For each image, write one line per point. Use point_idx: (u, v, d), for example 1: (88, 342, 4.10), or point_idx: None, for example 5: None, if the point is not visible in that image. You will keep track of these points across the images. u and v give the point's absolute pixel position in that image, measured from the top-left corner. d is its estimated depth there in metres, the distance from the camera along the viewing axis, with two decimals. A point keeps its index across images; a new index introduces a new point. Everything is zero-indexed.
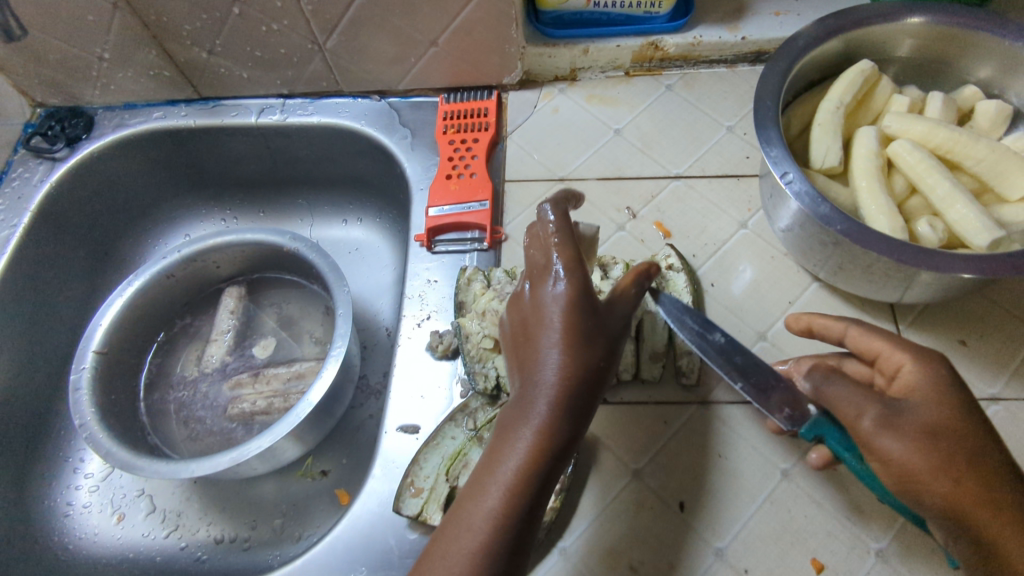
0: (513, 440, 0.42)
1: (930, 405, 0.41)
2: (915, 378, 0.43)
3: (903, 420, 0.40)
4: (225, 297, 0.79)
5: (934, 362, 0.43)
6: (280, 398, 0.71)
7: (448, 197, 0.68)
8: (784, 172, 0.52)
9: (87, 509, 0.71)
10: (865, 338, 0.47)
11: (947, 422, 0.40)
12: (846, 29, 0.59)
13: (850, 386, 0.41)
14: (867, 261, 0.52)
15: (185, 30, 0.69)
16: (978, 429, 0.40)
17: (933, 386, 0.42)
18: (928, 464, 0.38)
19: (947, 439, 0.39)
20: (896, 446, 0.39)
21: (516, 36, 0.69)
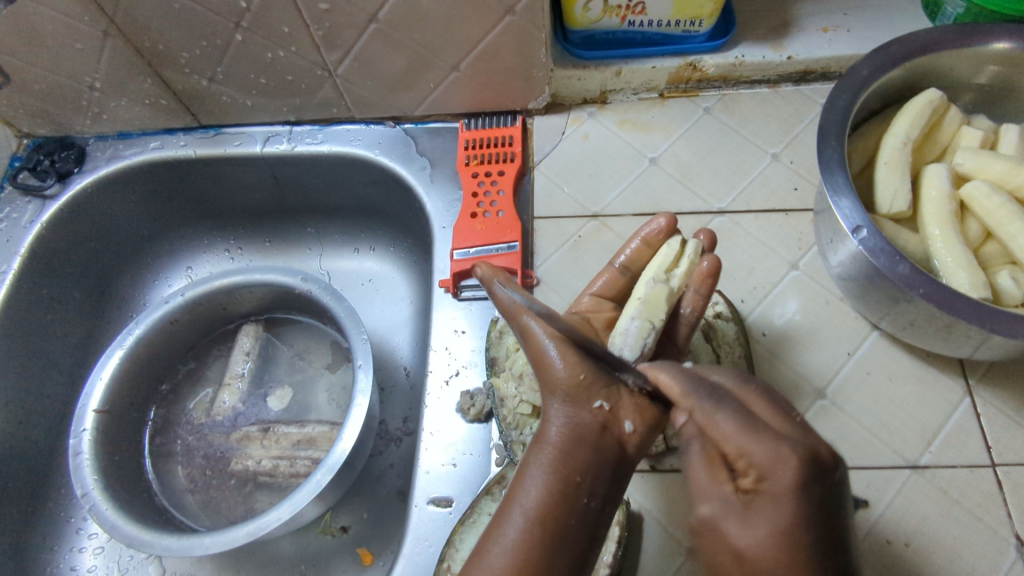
0: (536, 478, 0.39)
1: (755, 533, 0.35)
2: (777, 492, 0.35)
3: (729, 538, 0.36)
4: (240, 337, 0.75)
5: (784, 473, 0.35)
6: (286, 462, 0.66)
7: (475, 238, 0.64)
8: (856, 226, 0.47)
9: (92, 573, 0.66)
10: (722, 422, 0.37)
11: (764, 558, 0.35)
12: (913, 57, 0.54)
13: (702, 459, 0.39)
14: (946, 325, 0.47)
15: (183, 58, 0.63)
16: (800, 565, 0.34)
17: (767, 519, 0.35)
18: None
19: (759, 572, 0.35)
20: (721, 548, 0.37)
21: (544, 60, 0.63)
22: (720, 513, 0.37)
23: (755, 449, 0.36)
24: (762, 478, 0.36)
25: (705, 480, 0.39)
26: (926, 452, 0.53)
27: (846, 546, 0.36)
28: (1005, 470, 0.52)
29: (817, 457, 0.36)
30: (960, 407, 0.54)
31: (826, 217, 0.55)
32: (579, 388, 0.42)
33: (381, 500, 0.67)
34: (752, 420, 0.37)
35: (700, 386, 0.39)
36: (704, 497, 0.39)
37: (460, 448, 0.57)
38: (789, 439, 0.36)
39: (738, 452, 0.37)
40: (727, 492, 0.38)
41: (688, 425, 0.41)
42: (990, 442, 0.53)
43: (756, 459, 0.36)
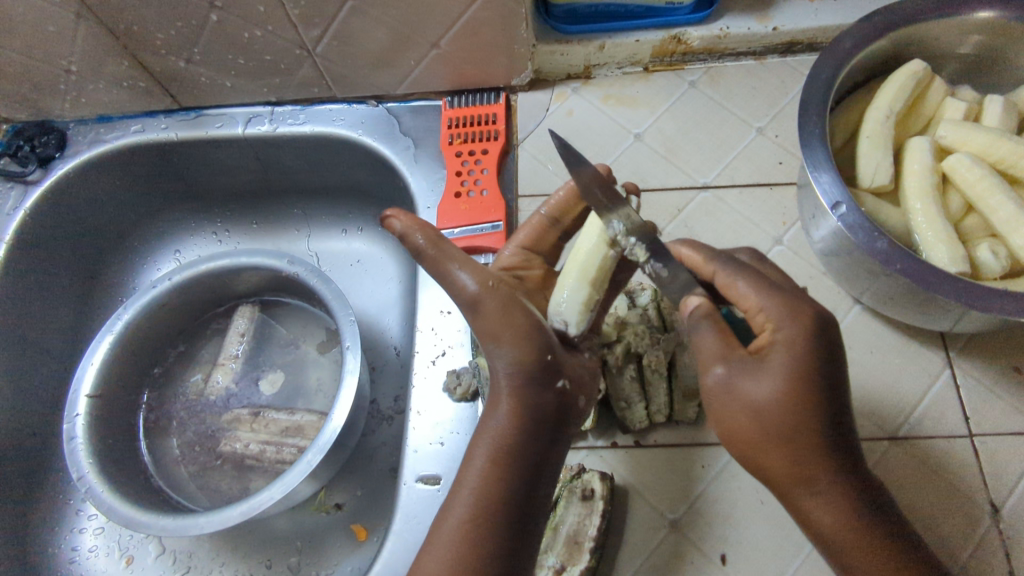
0: (498, 469, 0.42)
1: (771, 382, 0.40)
2: (786, 343, 0.40)
3: (742, 362, 0.41)
4: (235, 318, 0.75)
5: (804, 320, 0.40)
6: (273, 448, 0.66)
7: (459, 219, 0.64)
8: (835, 203, 0.48)
9: (93, 553, 0.67)
10: (739, 285, 0.43)
11: (782, 410, 0.40)
12: (896, 28, 0.53)
13: (713, 334, 0.42)
14: (924, 299, 0.47)
15: (159, 40, 0.62)
16: (821, 368, 0.39)
17: (788, 363, 0.39)
18: (780, 407, 0.40)
19: (773, 422, 0.40)
20: (756, 387, 0.40)
21: (526, 35, 0.62)
22: (736, 373, 0.41)
23: (768, 306, 0.41)
24: (775, 330, 0.40)
25: (719, 346, 0.42)
26: (906, 423, 0.54)
27: (848, 416, 0.41)
28: (983, 440, 0.52)
29: (823, 321, 0.41)
30: (940, 379, 0.55)
31: (808, 192, 0.55)
32: (543, 362, 0.44)
33: (374, 478, 0.67)
34: (766, 279, 0.43)
35: (721, 255, 0.46)
36: (714, 359, 0.42)
37: (446, 428, 0.58)
38: (787, 291, 0.42)
39: (756, 309, 0.42)
40: (737, 355, 0.42)
41: (700, 304, 0.44)
42: (969, 413, 0.53)
43: (772, 312, 0.41)
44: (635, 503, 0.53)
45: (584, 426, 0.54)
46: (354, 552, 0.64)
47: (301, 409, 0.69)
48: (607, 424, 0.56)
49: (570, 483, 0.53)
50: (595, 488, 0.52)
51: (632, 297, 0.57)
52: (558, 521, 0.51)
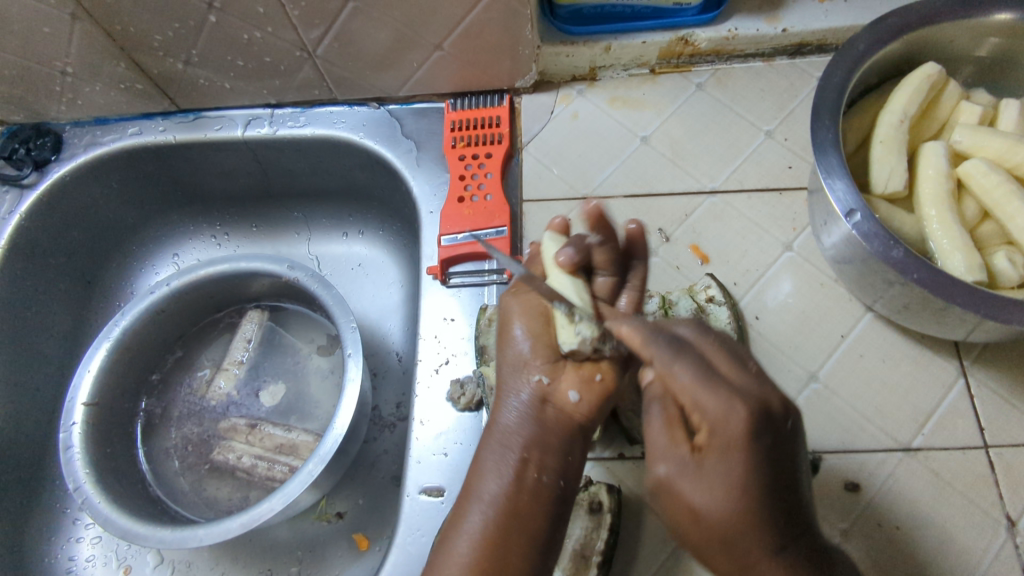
0: (493, 471, 0.46)
1: (710, 492, 0.36)
2: (710, 472, 0.36)
3: (679, 491, 0.37)
4: (245, 322, 0.74)
5: (736, 422, 0.35)
6: (265, 463, 0.66)
7: (462, 223, 0.63)
8: (849, 211, 0.47)
9: (90, 563, 0.65)
10: (680, 373, 0.38)
11: (721, 517, 0.36)
12: (911, 30, 0.52)
13: (662, 419, 0.39)
14: (940, 309, 0.46)
15: (156, 41, 0.60)
16: (764, 501, 0.35)
17: (721, 471, 0.35)
18: (729, 504, 0.35)
19: (712, 527, 0.36)
20: (699, 495, 0.36)
21: (531, 37, 0.61)
22: (675, 474, 0.37)
23: (709, 400, 0.36)
24: (711, 434, 0.36)
25: (661, 441, 0.38)
26: (919, 434, 0.53)
27: (801, 509, 0.37)
28: (998, 451, 0.51)
29: (767, 408, 0.36)
30: (954, 389, 0.54)
31: (819, 198, 0.53)
32: (523, 365, 0.50)
33: (375, 487, 0.66)
34: (709, 370, 0.38)
35: (661, 334, 0.40)
36: (657, 459, 0.38)
37: (450, 438, 0.57)
38: (743, 394, 0.37)
39: (694, 401, 0.37)
40: (680, 455, 0.37)
41: (654, 384, 0.41)
42: (984, 423, 0.52)
43: (710, 412, 0.36)
44: (643, 515, 0.52)
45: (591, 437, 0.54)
46: (356, 562, 0.63)
47: (299, 426, 0.68)
48: (615, 434, 0.55)
49: (578, 495, 0.52)
50: (602, 500, 0.51)
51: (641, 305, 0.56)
52: (564, 535, 0.50)
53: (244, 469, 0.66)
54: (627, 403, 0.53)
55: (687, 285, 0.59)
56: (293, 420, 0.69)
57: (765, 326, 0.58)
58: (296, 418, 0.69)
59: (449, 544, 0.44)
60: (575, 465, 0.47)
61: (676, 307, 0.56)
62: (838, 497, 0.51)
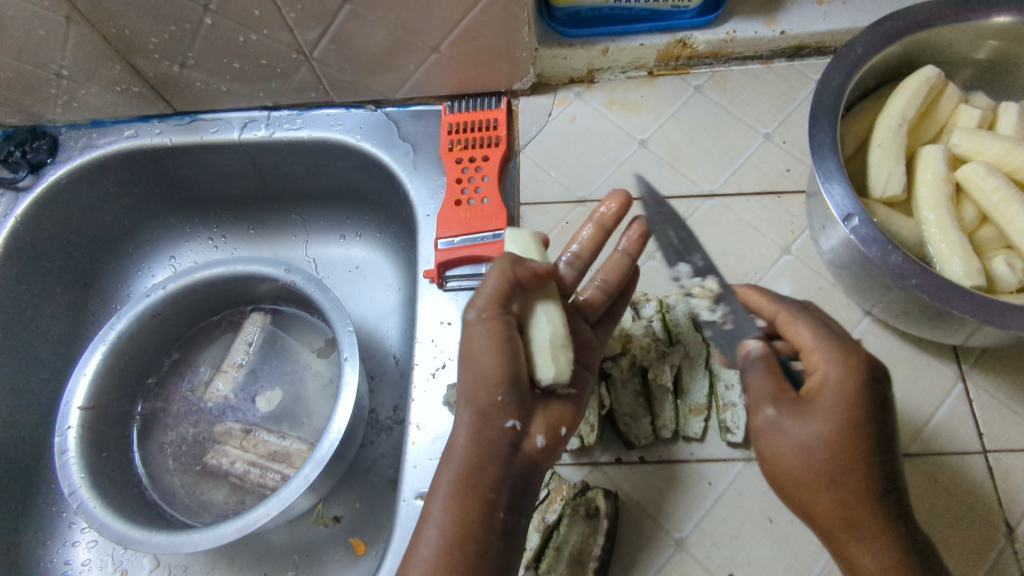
0: (446, 487, 0.43)
1: (817, 424, 0.40)
2: (823, 406, 0.40)
3: (789, 422, 0.42)
4: (246, 325, 0.73)
5: (854, 364, 0.41)
6: (256, 471, 0.66)
7: (459, 227, 0.63)
8: (848, 215, 0.46)
9: (86, 567, 0.65)
10: (802, 329, 0.44)
11: (832, 446, 0.40)
12: (909, 33, 0.52)
13: (767, 374, 0.44)
14: (938, 314, 0.46)
15: (152, 44, 0.60)
16: (868, 436, 0.40)
17: (835, 405, 0.40)
18: (834, 434, 0.40)
19: (819, 456, 0.40)
20: (798, 431, 0.41)
21: (528, 39, 0.60)
22: (778, 416, 0.42)
23: (824, 351, 0.42)
24: (826, 370, 0.41)
25: (769, 386, 0.43)
26: (917, 439, 0.52)
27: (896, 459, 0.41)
28: (997, 457, 0.51)
29: (878, 371, 0.41)
30: (953, 394, 0.53)
31: (817, 201, 0.53)
32: (497, 407, 0.44)
33: (373, 490, 0.66)
34: (829, 331, 0.43)
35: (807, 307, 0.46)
36: (764, 402, 0.43)
37: (446, 442, 0.56)
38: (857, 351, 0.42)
39: (813, 349, 0.43)
40: (787, 398, 0.42)
41: (755, 347, 0.46)
42: (982, 428, 0.52)
43: (825, 352, 0.42)
44: (640, 520, 0.52)
45: (588, 442, 0.53)
46: (353, 566, 0.62)
47: (292, 434, 0.68)
48: (613, 439, 0.55)
49: (575, 500, 0.51)
50: (599, 506, 0.51)
51: (637, 309, 0.57)
52: (561, 541, 0.50)
53: (236, 475, 0.66)
54: (624, 407, 0.54)
55: None
56: (287, 426, 0.69)
57: None
58: (289, 425, 0.69)
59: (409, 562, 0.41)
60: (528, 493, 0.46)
61: (673, 310, 0.57)
62: None
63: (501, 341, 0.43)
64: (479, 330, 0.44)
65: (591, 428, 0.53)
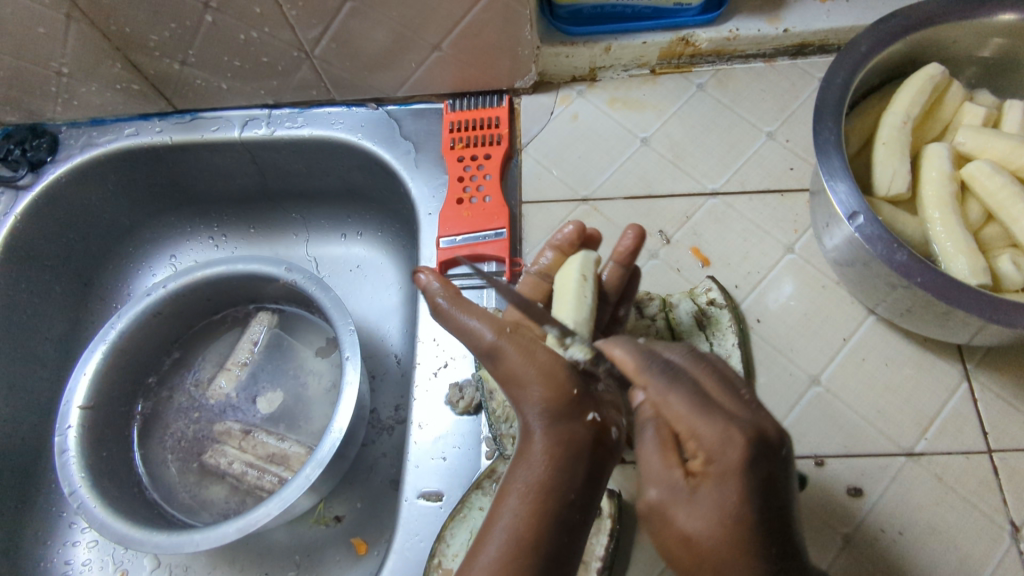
0: (519, 482, 0.38)
1: (702, 519, 0.35)
2: (708, 484, 0.35)
3: (673, 518, 0.36)
4: (253, 325, 0.73)
5: (725, 466, 0.35)
6: (255, 472, 0.66)
7: (461, 226, 0.62)
8: (852, 213, 0.46)
9: (86, 567, 0.65)
10: (674, 403, 0.37)
11: (714, 542, 0.35)
12: (914, 31, 0.52)
13: (654, 444, 0.38)
14: (943, 313, 0.46)
15: (153, 41, 0.60)
16: (746, 538, 0.35)
17: (711, 499, 0.35)
18: (716, 531, 0.35)
19: (706, 556, 0.35)
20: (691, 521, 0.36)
21: (530, 37, 0.60)
22: (667, 500, 0.36)
23: (704, 435, 0.36)
24: (708, 463, 0.36)
25: (656, 463, 0.38)
26: (922, 438, 0.52)
27: (785, 542, 0.36)
28: (1002, 456, 0.51)
29: (765, 438, 0.36)
30: (958, 393, 0.53)
31: (822, 199, 0.53)
32: (565, 400, 0.40)
33: (375, 490, 0.66)
34: (705, 400, 0.37)
35: (654, 361, 0.39)
36: (653, 482, 0.37)
37: (448, 442, 0.56)
38: (740, 420, 0.37)
39: (690, 430, 0.37)
40: (676, 479, 0.37)
41: (645, 406, 0.40)
42: (987, 428, 0.52)
43: (707, 441, 0.36)
44: (644, 519, 0.52)
45: None
46: (354, 567, 0.62)
47: (291, 436, 0.68)
48: None
49: None
50: (603, 505, 0.51)
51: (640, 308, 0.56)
52: None
53: (233, 475, 0.66)
54: None
55: (688, 288, 0.59)
56: (286, 427, 0.69)
57: (767, 329, 0.57)
58: (287, 426, 0.69)
59: None
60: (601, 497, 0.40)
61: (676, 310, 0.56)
62: (839, 502, 0.51)
63: (538, 357, 0.42)
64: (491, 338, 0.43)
65: None
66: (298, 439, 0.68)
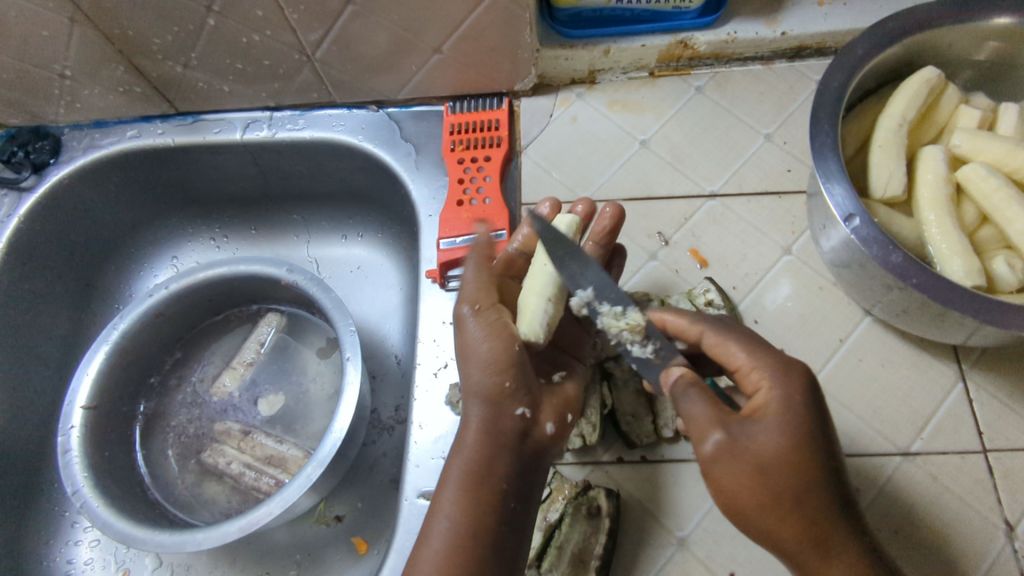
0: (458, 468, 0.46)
1: (775, 438, 0.39)
2: (773, 412, 0.39)
3: (742, 449, 0.39)
4: (261, 325, 0.74)
5: (795, 387, 0.40)
6: (253, 473, 0.66)
7: (461, 227, 0.63)
8: (848, 215, 0.46)
9: (89, 566, 0.65)
10: (731, 346, 0.43)
11: (784, 463, 0.38)
12: (909, 34, 0.52)
13: (704, 405, 0.41)
14: (939, 314, 0.46)
15: (155, 44, 0.60)
16: (820, 459, 0.38)
17: (780, 419, 0.39)
18: (794, 451, 0.38)
19: (778, 481, 0.38)
20: (771, 439, 0.39)
21: (530, 40, 0.61)
22: (736, 435, 0.39)
23: (762, 367, 0.41)
24: (769, 390, 0.40)
25: (708, 413, 0.41)
26: (918, 438, 0.53)
27: (840, 461, 0.40)
28: (997, 456, 0.51)
29: (809, 373, 0.41)
30: (953, 393, 0.54)
31: (819, 202, 0.53)
32: (505, 395, 0.47)
33: (376, 489, 0.66)
34: (756, 342, 0.43)
35: (707, 318, 0.46)
36: (710, 426, 0.40)
37: (448, 442, 0.57)
38: (788, 358, 0.42)
39: (750, 368, 0.42)
40: (734, 421, 0.40)
41: (683, 376, 0.43)
42: (982, 428, 0.52)
43: (765, 371, 0.41)
44: (641, 519, 0.52)
45: (590, 441, 0.53)
46: (355, 565, 0.63)
47: (290, 438, 0.68)
48: (614, 439, 0.55)
49: (576, 499, 0.52)
50: (601, 505, 0.51)
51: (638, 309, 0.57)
52: (563, 539, 0.51)
53: (231, 476, 0.67)
54: (625, 407, 0.54)
55: (686, 289, 0.59)
56: (286, 429, 0.69)
57: (764, 330, 0.57)
58: (287, 428, 0.69)
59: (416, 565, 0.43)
60: (532, 482, 0.47)
61: None
62: None
63: (495, 349, 0.47)
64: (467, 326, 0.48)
65: (595, 427, 0.53)
66: (297, 441, 0.68)
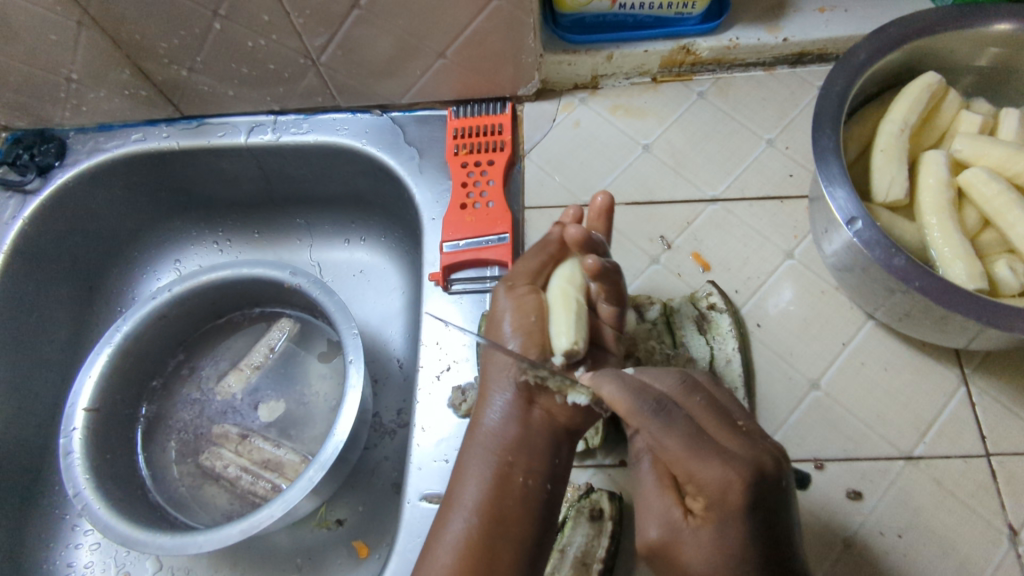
0: (477, 446, 0.49)
1: (699, 557, 0.38)
2: (704, 539, 0.38)
3: (675, 565, 0.39)
4: (273, 329, 0.74)
5: (719, 525, 0.38)
6: (249, 477, 0.66)
7: (464, 230, 0.63)
8: (851, 218, 0.47)
9: (89, 569, 0.65)
10: (672, 446, 0.38)
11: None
12: (911, 40, 0.52)
13: (653, 487, 0.42)
14: (941, 317, 0.46)
15: (161, 48, 0.61)
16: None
17: (712, 540, 0.37)
18: (717, 571, 0.37)
19: None
20: (693, 563, 0.38)
21: (533, 45, 0.61)
22: (670, 540, 0.39)
23: (699, 476, 0.38)
24: (706, 511, 0.38)
25: (658, 503, 0.41)
26: (921, 443, 0.53)
27: (785, 553, 0.38)
28: (999, 459, 0.51)
29: (762, 473, 0.38)
30: (956, 397, 0.54)
31: (821, 206, 0.54)
32: (514, 365, 0.50)
33: (377, 493, 0.66)
34: (702, 436, 0.38)
35: (643, 401, 0.39)
36: (652, 523, 0.41)
37: (450, 444, 0.57)
38: (737, 459, 0.38)
39: (687, 475, 0.39)
40: (677, 524, 0.39)
41: (669, 396, 0.43)
42: (985, 432, 0.52)
43: (705, 488, 0.38)
44: None
45: (592, 444, 0.54)
46: (355, 569, 0.62)
47: (287, 443, 0.68)
48: (617, 442, 0.55)
49: (579, 502, 0.52)
50: (604, 508, 0.51)
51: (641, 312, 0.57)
52: (565, 543, 0.50)
53: (228, 479, 0.67)
54: None
55: (689, 293, 0.60)
56: (286, 432, 0.69)
57: (766, 334, 0.58)
58: (289, 433, 0.69)
59: (432, 547, 0.46)
60: (552, 462, 0.48)
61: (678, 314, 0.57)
62: (838, 505, 0.51)
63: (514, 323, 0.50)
64: (498, 306, 0.51)
65: (597, 430, 0.53)
66: (294, 446, 0.68)
